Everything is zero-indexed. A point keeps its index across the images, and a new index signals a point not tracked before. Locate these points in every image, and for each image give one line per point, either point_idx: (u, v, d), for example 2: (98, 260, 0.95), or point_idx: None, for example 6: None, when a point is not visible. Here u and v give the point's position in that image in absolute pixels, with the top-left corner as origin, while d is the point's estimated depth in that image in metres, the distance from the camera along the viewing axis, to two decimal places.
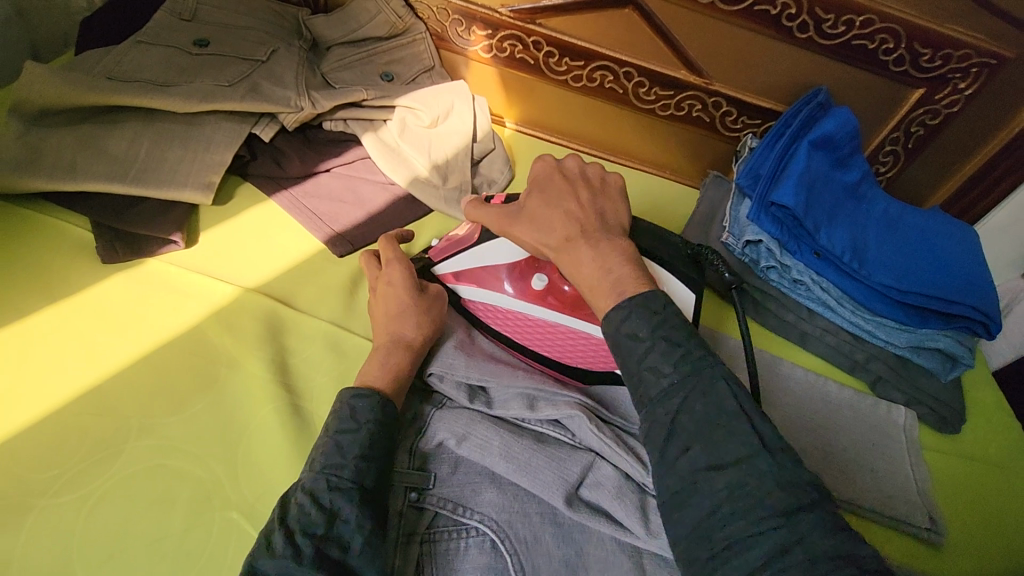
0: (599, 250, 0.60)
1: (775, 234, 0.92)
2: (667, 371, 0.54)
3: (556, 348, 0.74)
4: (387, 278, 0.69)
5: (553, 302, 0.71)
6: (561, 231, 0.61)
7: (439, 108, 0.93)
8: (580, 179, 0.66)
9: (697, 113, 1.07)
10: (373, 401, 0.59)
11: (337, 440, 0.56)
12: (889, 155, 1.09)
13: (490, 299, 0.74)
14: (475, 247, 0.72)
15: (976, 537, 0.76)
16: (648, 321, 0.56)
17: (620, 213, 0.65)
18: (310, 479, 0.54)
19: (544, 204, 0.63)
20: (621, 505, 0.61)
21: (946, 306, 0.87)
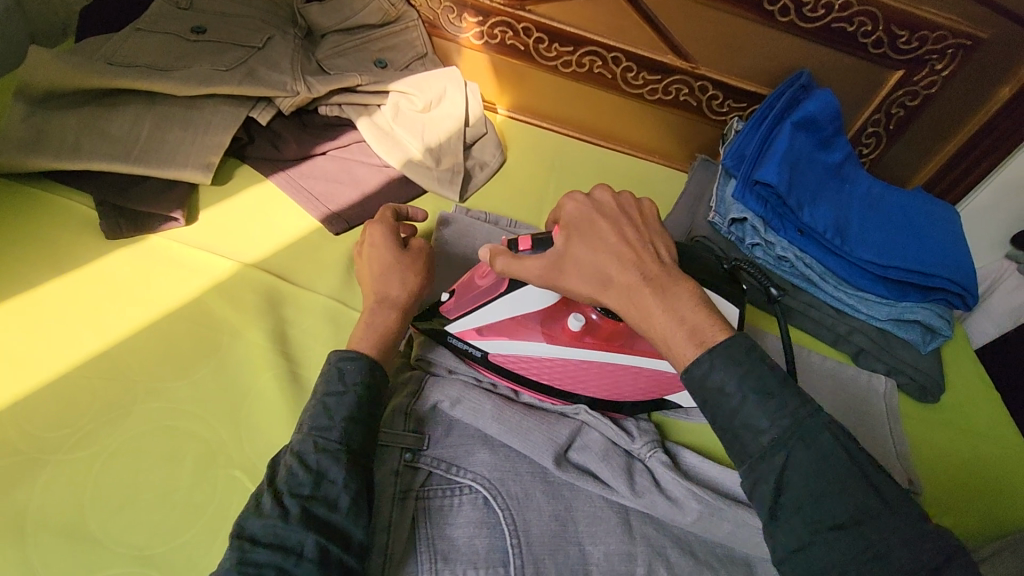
0: (667, 296, 0.56)
1: (759, 212, 0.95)
2: (764, 429, 0.52)
3: (594, 388, 0.70)
4: (370, 240, 0.71)
5: (591, 341, 0.68)
6: (621, 281, 0.57)
7: (431, 92, 0.96)
8: (619, 215, 0.61)
9: (685, 97, 1.10)
10: (359, 362, 0.61)
11: (325, 402, 0.58)
12: (871, 137, 1.12)
13: (523, 352, 0.68)
14: (504, 297, 0.66)
15: (953, 500, 0.79)
16: (735, 373, 0.53)
17: (666, 243, 0.61)
18: (299, 442, 0.55)
19: (593, 249, 0.58)
20: (608, 466, 0.64)
21: (923, 279, 0.90)
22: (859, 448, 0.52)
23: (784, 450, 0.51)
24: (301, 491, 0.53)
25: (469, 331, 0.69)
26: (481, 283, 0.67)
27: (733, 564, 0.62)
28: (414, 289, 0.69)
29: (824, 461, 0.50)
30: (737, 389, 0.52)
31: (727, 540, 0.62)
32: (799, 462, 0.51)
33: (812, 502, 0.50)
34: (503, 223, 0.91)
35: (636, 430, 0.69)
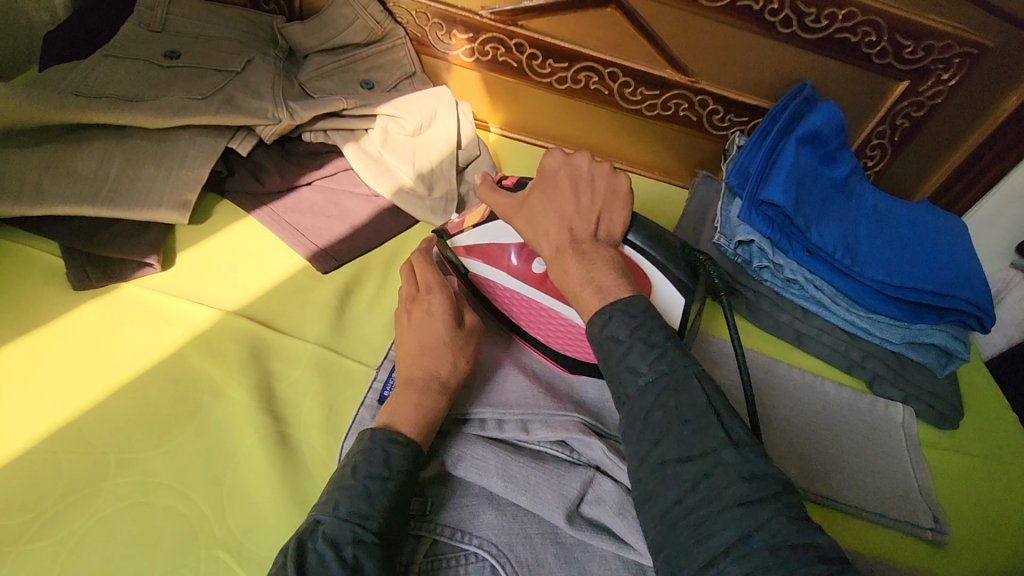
0: (586, 260, 0.62)
1: (766, 233, 0.91)
2: (645, 371, 0.55)
3: (547, 333, 0.72)
4: (426, 306, 0.67)
5: (550, 288, 0.69)
6: (554, 239, 0.64)
7: (422, 114, 0.92)
8: (582, 182, 0.67)
9: (684, 112, 1.06)
10: (405, 449, 0.56)
11: (368, 487, 0.53)
12: (876, 149, 1.08)
13: (491, 277, 0.73)
14: (488, 226, 0.71)
15: (981, 535, 0.76)
16: (627, 324, 0.57)
17: (619, 218, 0.66)
18: (333, 528, 0.50)
19: (544, 204, 0.66)
20: (624, 522, 0.59)
21: (939, 300, 0.86)
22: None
23: (659, 391, 0.54)
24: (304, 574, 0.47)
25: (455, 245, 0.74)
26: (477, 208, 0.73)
27: None
28: (461, 371, 0.64)
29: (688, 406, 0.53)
30: (627, 338, 0.57)
31: None
32: (667, 407, 0.53)
33: (671, 438, 0.52)
34: None
35: None
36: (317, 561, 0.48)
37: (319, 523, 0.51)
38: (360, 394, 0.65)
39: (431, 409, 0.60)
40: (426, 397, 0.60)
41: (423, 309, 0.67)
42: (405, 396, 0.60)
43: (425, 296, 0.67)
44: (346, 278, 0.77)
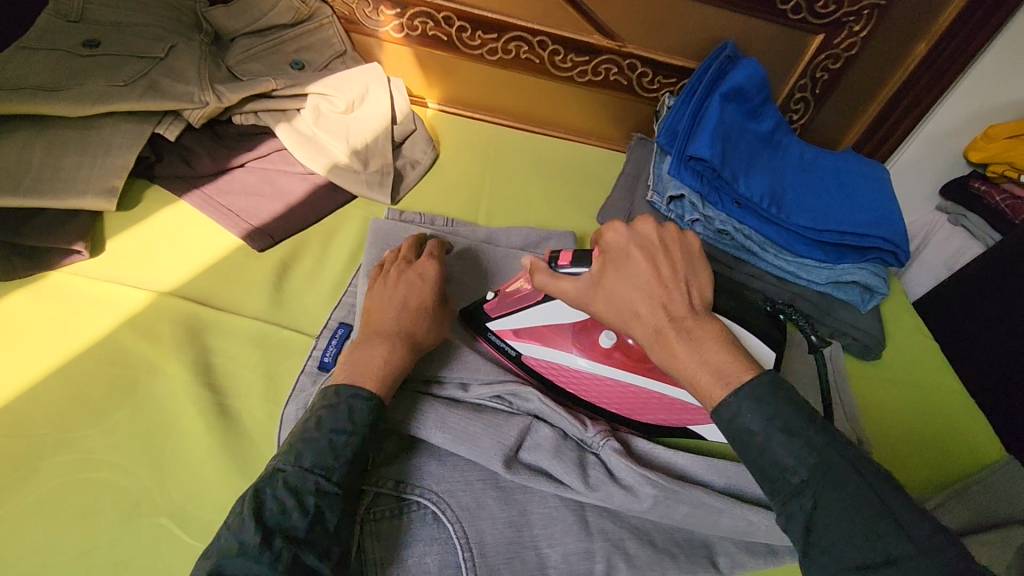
0: (693, 340, 0.55)
1: (695, 187, 0.95)
2: (791, 466, 0.50)
3: (623, 405, 0.71)
4: (419, 272, 0.69)
5: (621, 358, 0.69)
6: (648, 319, 0.57)
7: (353, 92, 0.94)
8: (659, 247, 0.60)
9: (614, 77, 1.09)
10: (372, 403, 0.57)
11: (332, 440, 0.55)
12: (800, 103, 1.13)
13: (552, 358, 0.71)
14: (540, 306, 0.69)
15: (898, 453, 0.81)
16: (761, 410, 0.51)
17: (704, 282, 0.60)
18: (295, 476, 0.52)
19: (625, 282, 0.59)
20: (561, 463, 0.62)
21: (858, 240, 0.92)
22: (818, 416, 0.52)
23: (812, 487, 0.49)
24: (267, 521, 0.49)
25: (503, 329, 0.73)
26: (521, 288, 0.71)
27: (692, 547, 0.62)
28: (425, 329, 0.66)
29: (849, 501, 0.49)
30: (764, 429, 0.51)
31: (686, 523, 0.61)
32: (829, 503, 0.49)
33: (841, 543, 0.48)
34: (439, 223, 0.89)
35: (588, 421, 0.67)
36: (277, 507, 0.50)
37: (279, 471, 0.53)
38: (300, 362, 0.67)
39: (392, 365, 0.61)
40: (393, 352, 0.61)
41: (416, 273, 0.69)
42: (374, 349, 0.61)
43: (421, 263, 0.71)
44: (283, 256, 0.78)
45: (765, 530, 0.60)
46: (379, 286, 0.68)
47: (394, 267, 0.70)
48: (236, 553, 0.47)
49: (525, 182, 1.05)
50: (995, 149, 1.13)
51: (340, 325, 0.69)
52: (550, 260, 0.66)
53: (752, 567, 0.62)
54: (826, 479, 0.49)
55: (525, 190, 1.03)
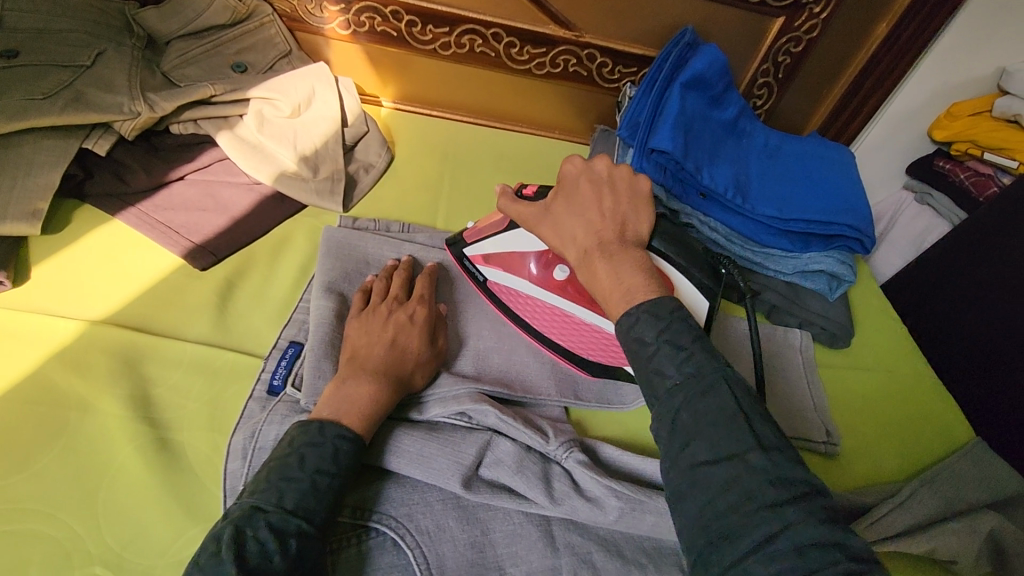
0: (615, 263, 0.58)
1: (659, 180, 0.93)
2: (672, 373, 0.51)
3: (572, 341, 0.73)
4: (409, 314, 0.68)
5: (571, 292, 0.73)
6: (580, 241, 0.61)
7: (299, 94, 0.90)
8: (606, 183, 0.64)
9: (574, 68, 1.05)
10: (357, 445, 0.55)
11: (315, 481, 0.52)
12: (763, 88, 1.10)
13: (511, 283, 0.76)
14: (504, 234, 0.74)
15: (870, 443, 0.81)
16: (655, 325, 0.53)
17: (643, 223, 0.63)
18: (278, 518, 0.49)
19: (567, 209, 0.63)
20: (523, 479, 0.60)
21: (823, 228, 0.91)
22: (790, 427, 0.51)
23: (686, 394, 0.50)
24: (245, 560, 0.45)
25: (476, 254, 0.77)
26: (496, 217, 0.76)
27: (661, 556, 0.60)
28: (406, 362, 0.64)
29: (716, 408, 0.48)
30: (655, 340, 0.53)
31: (653, 533, 0.59)
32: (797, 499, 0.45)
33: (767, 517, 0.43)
34: (395, 229, 0.86)
35: (551, 431, 0.64)
36: (259, 550, 0.46)
37: (259, 510, 0.49)
38: (247, 387, 0.63)
39: (366, 399, 0.58)
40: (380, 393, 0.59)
41: (407, 315, 0.68)
42: (359, 387, 0.59)
43: (412, 302, 0.70)
44: (227, 273, 0.74)
45: None
46: (367, 318, 0.67)
47: (386, 305, 0.69)
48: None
49: (485, 179, 1.01)
50: (958, 127, 1.13)
51: (289, 345, 0.66)
52: (518, 189, 0.72)
53: None
54: (697, 388, 0.50)
55: (485, 188, 0.99)
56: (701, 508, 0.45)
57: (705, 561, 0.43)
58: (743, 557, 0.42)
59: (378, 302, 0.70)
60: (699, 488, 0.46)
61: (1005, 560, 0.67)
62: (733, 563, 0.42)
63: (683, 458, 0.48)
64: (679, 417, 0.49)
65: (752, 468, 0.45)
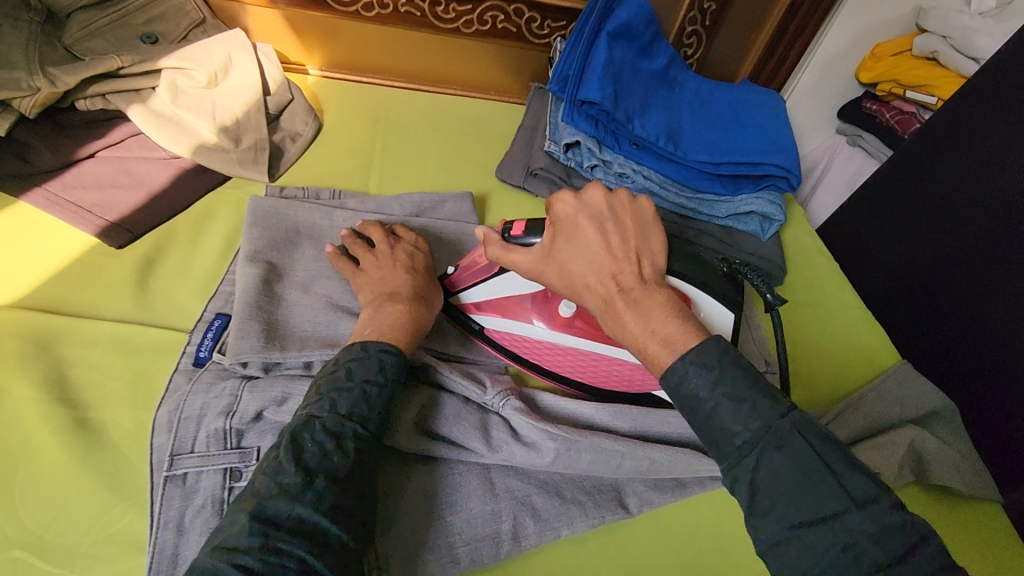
0: (642, 309, 0.55)
1: (590, 132, 0.93)
2: (739, 430, 0.49)
3: (588, 373, 0.71)
4: (411, 246, 0.73)
5: (581, 327, 0.69)
6: (598, 290, 0.57)
7: (214, 62, 0.86)
8: (607, 218, 0.60)
9: (502, 24, 1.04)
10: (402, 357, 0.60)
11: (366, 390, 0.56)
12: (692, 37, 1.11)
13: (514, 330, 0.70)
14: (496, 280, 0.68)
15: (806, 372, 0.84)
16: (708, 376, 0.51)
17: (656, 251, 0.60)
18: (332, 423, 0.53)
19: (575, 254, 0.59)
20: (460, 429, 0.60)
21: (752, 170, 0.92)
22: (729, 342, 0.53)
23: (760, 448, 0.49)
24: (307, 462, 0.50)
25: (468, 301, 0.71)
26: (479, 262, 0.69)
27: (602, 493, 0.62)
28: (420, 286, 0.68)
29: (791, 464, 0.48)
30: (710, 395, 0.50)
31: (590, 470, 0.60)
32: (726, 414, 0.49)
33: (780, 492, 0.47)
34: (326, 196, 0.84)
35: (489, 381, 0.65)
36: (318, 449, 0.51)
37: (314, 418, 0.53)
38: (172, 362, 0.62)
39: (394, 322, 0.63)
40: (408, 313, 0.64)
41: (409, 246, 0.73)
42: (393, 307, 0.64)
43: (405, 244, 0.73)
44: (146, 251, 0.71)
45: (667, 465, 0.61)
46: (373, 258, 0.70)
47: (386, 243, 0.72)
48: (276, 495, 0.48)
49: (420, 143, 0.99)
50: (882, 67, 1.17)
51: (216, 316, 0.65)
52: (504, 230, 0.65)
53: (661, 503, 0.63)
54: (769, 441, 0.48)
55: (420, 153, 0.97)
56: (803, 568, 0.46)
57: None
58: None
59: (370, 249, 0.72)
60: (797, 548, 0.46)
61: (926, 468, 0.71)
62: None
63: (774, 517, 0.47)
64: (756, 477, 0.48)
65: (848, 525, 0.45)
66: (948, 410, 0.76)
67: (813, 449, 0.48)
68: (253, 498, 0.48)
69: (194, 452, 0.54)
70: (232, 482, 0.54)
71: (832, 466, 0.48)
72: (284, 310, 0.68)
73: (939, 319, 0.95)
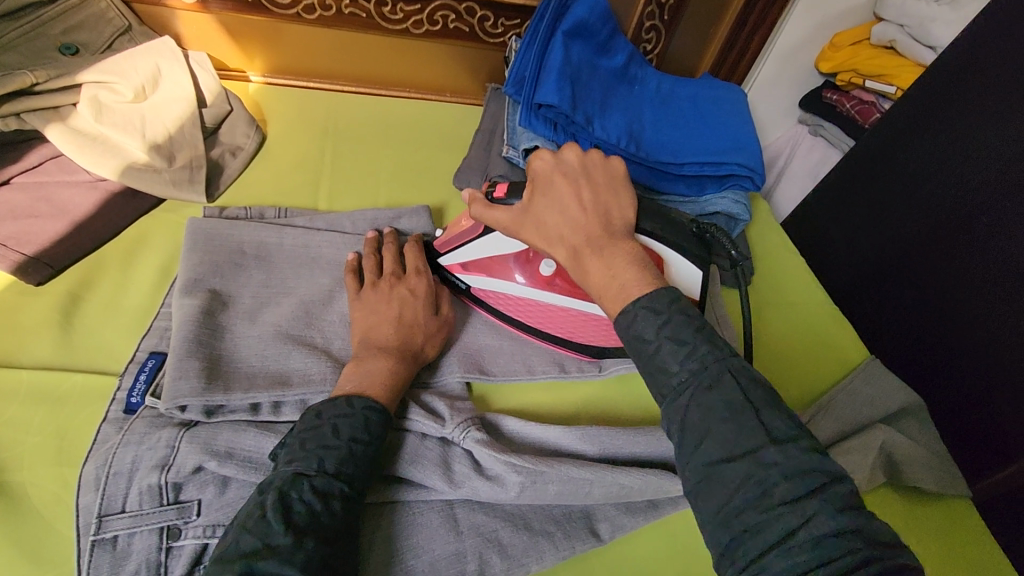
0: (606, 258, 0.54)
1: (549, 136, 0.89)
2: (675, 370, 0.48)
3: (569, 331, 0.72)
4: (411, 288, 0.69)
5: (561, 285, 0.71)
6: (567, 240, 0.57)
7: (140, 75, 0.79)
8: (580, 175, 0.60)
9: (454, 24, 0.99)
10: (386, 415, 0.56)
11: (353, 448, 0.52)
12: (651, 32, 1.08)
13: (497, 288, 0.73)
14: (480, 240, 0.70)
15: (778, 372, 0.83)
16: (655, 320, 0.49)
17: (627, 208, 0.59)
18: (321, 481, 0.49)
19: (550, 208, 0.59)
20: (420, 467, 0.57)
21: (716, 169, 0.90)
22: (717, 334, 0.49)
23: (691, 392, 0.47)
24: (295, 522, 0.46)
25: (452, 263, 0.74)
26: (464, 224, 0.72)
27: (571, 521, 0.59)
28: (414, 341, 0.65)
29: (719, 401, 0.45)
30: (655, 337, 0.49)
31: (558, 501, 0.58)
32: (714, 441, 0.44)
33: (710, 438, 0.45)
34: (271, 215, 0.79)
35: (449, 412, 0.62)
36: (306, 513, 0.47)
37: (303, 476, 0.49)
38: (101, 410, 0.57)
39: (385, 372, 0.60)
40: (396, 364, 0.61)
41: (407, 289, 0.69)
42: (376, 361, 0.61)
43: (409, 278, 0.70)
44: (71, 286, 0.66)
45: (638, 490, 0.59)
46: (367, 299, 0.67)
47: (386, 282, 0.69)
48: (264, 557, 0.44)
49: (373, 154, 0.94)
50: (841, 56, 1.16)
51: (150, 356, 0.60)
52: (487, 191, 0.66)
53: (633, 526, 0.61)
54: (702, 379, 0.47)
55: (374, 164, 0.93)
56: (719, 508, 0.43)
57: (730, 555, 0.41)
58: (761, 553, 0.40)
59: (374, 279, 0.69)
60: (714, 488, 0.43)
61: (897, 469, 0.70)
62: (753, 558, 0.40)
63: (696, 456, 0.45)
64: (685, 419, 0.46)
65: (766, 464, 0.42)
66: (916, 407, 0.76)
67: (741, 390, 0.45)
68: (241, 557, 0.44)
69: (125, 512, 0.50)
70: (170, 542, 0.50)
71: (759, 408, 0.45)
72: (228, 343, 0.62)
73: (906, 309, 0.95)
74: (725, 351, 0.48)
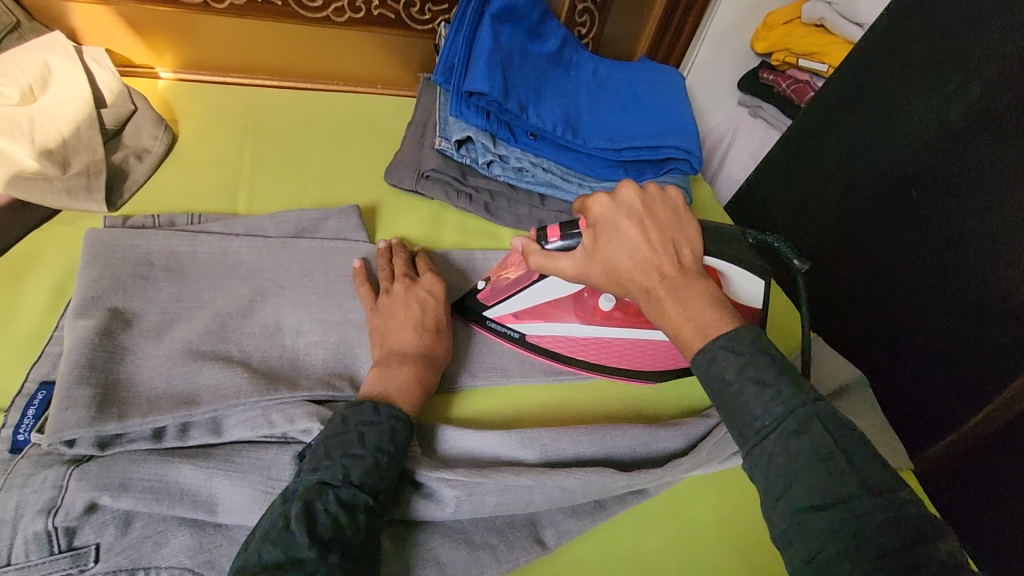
0: (683, 297, 0.51)
1: (482, 126, 0.85)
2: (759, 413, 0.46)
3: (635, 358, 0.72)
4: (428, 289, 0.68)
5: (621, 316, 0.70)
6: (640, 282, 0.53)
7: (28, 74, 0.73)
8: (645, 211, 0.55)
9: (378, 11, 0.93)
10: (412, 426, 0.54)
11: (379, 459, 0.50)
12: (584, 14, 1.05)
13: (557, 331, 0.71)
14: (534, 287, 0.68)
15: None
16: (737, 360, 0.47)
17: (694, 240, 0.56)
18: (346, 493, 0.47)
19: (617, 251, 0.54)
20: None
21: (654, 152, 0.89)
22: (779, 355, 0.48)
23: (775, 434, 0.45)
24: (317, 535, 0.44)
25: (502, 314, 0.71)
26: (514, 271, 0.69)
27: (514, 529, 0.57)
28: (431, 340, 0.63)
29: (806, 447, 0.44)
30: (738, 377, 0.47)
31: (500, 511, 0.55)
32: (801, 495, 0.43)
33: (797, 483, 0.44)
34: (183, 222, 0.73)
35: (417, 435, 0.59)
36: (329, 524, 0.45)
37: (326, 486, 0.47)
38: None
39: None
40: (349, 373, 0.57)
41: (425, 290, 0.68)
42: None
43: (424, 279, 0.69)
44: None
45: (581, 491, 0.57)
46: (385, 303, 0.66)
47: (400, 285, 0.67)
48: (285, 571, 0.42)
49: (299, 152, 0.89)
50: (775, 36, 1.16)
51: (39, 387, 0.55)
52: (539, 238, 0.61)
53: (579, 530, 0.59)
54: (788, 425, 0.45)
55: (299, 162, 0.87)
56: (808, 557, 0.42)
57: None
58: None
59: (389, 283, 0.68)
60: (802, 536, 0.43)
61: None
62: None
63: (783, 503, 0.44)
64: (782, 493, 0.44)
65: (857, 512, 0.42)
66: (859, 384, 0.77)
67: (831, 438, 0.44)
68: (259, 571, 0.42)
69: (10, 564, 0.45)
70: None
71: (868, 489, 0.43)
72: (128, 366, 0.57)
73: (847, 285, 0.96)
74: (812, 397, 0.46)
